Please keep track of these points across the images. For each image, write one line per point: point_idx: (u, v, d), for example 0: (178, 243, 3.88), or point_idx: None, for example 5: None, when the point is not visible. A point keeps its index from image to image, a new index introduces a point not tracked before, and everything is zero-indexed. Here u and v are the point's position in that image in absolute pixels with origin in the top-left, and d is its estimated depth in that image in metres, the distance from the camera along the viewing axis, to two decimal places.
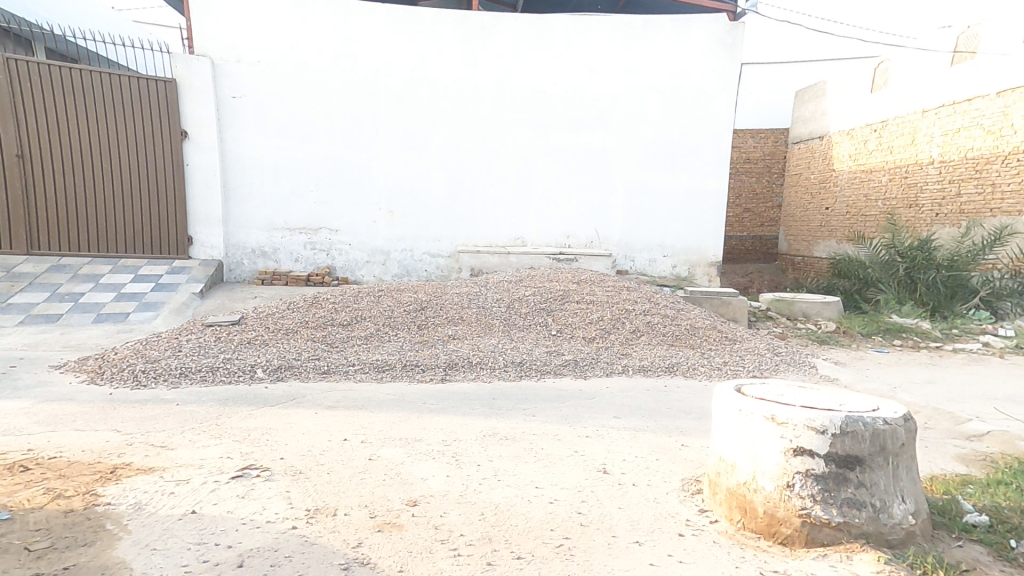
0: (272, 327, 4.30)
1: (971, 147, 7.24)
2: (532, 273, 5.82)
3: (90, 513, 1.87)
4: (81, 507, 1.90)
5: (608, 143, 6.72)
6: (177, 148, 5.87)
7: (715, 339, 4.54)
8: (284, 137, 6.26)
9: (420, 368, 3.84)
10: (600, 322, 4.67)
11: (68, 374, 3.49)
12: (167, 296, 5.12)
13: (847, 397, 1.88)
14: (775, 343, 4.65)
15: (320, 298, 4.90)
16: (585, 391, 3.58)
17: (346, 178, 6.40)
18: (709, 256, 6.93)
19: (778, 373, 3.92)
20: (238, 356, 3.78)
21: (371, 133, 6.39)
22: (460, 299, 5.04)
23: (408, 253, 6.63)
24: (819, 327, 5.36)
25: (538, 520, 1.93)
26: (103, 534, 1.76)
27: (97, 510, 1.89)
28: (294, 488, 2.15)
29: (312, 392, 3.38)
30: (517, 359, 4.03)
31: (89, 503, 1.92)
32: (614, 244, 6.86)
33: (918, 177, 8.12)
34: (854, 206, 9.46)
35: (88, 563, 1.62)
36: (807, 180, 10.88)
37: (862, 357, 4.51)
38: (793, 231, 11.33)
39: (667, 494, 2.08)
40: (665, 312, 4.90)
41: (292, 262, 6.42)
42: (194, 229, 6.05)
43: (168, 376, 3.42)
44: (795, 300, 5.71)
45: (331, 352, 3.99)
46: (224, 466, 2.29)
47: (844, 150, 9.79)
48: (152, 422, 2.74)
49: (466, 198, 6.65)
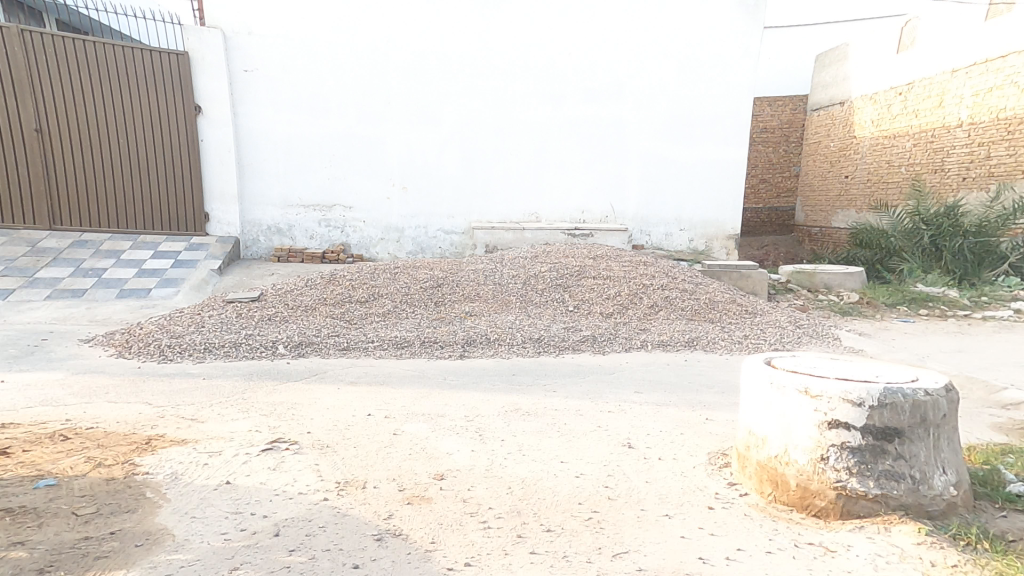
0: (291, 303, 4.32)
1: (1003, 107, 6.95)
2: (548, 249, 5.77)
3: (130, 481, 1.90)
4: (121, 476, 1.93)
5: (624, 113, 6.56)
6: (192, 123, 5.85)
7: (735, 313, 4.49)
8: (295, 112, 6.19)
9: (439, 344, 3.85)
10: (618, 297, 4.63)
11: (96, 347, 3.55)
12: (187, 273, 5.15)
13: (882, 368, 1.85)
14: (797, 315, 4.59)
15: (337, 275, 4.92)
16: (605, 366, 3.58)
17: (358, 154, 6.34)
18: (727, 229, 6.82)
19: (802, 345, 3.87)
20: (259, 332, 3.80)
21: (382, 107, 6.29)
22: (476, 275, 5.03)
23: (422, 230, 6.60)
24: (841, 298, 5.28)
25: (566, 494, 1.93)
26: (144, 502, 1.80)
27: (137, 479, 1.92)
28: (323, 461, 2.17)
29: (333, 368, 3.40)
30: (535, 335, 4.02)
31: (128, 472, 1.96)
32: (630, 218, 6.76)
33: (945, 141, 7.85)
34: (876, 172, 9.21)
35: (133, 529, 1.65)
36: (826, 149, 10.61)
37: (886, 328, 4.44)
38: (811, 201, 11.10)
39: (694, 468, 2.07)
40: (683, 286, 4.85)
41: (307, 239, 6.42)
42: (210, 206, 6.08)
43: (193, 351, 3.46)
44: (816, 272, 5.62)
45: (350, 328, 4.00)
46: (253, 439, 2.32)
47: (866, 115, 9.49)
48: (181, 395, 2.78)
49: (479, 173, 6.57)
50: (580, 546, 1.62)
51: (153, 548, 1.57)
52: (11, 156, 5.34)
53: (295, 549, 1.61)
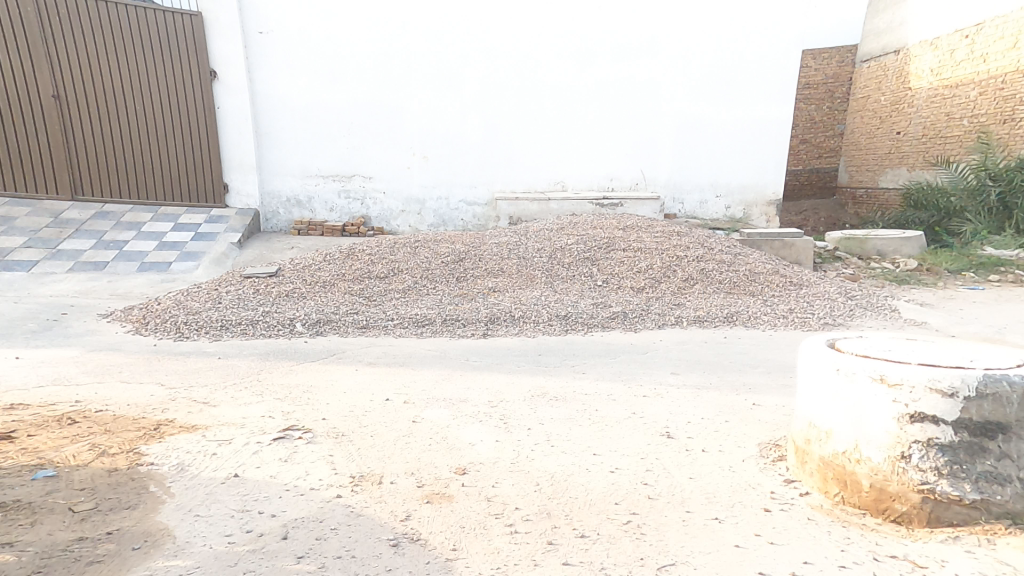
0: (309, 279, 4.19)
1: None
2: (574, 221, 5.48)
3: (134, 473, 1.80)
4: (125, 467, 1.83)
5: (657, 71, 6.12)
6: (208, 89, 5.74)
7: (779, 285, 4.17)
8: (312, 78, 5.97)
9: (461, 322, 3.68)
10: (649, 271, 4.35)
11: (114, 324, 3.50)
12: (207, 246, 5.10)
13: (968, 348, 1.58)
14: (847, 285, 4.23)
15: (355, 249, 4.77)
16: (637, 345, 3.35)
17: (376, 124, 6.12)
18: (767, 194, 6.41)
19: (854, 320, 3.55)
20: (276, 309, 3.69)
21: (401, 70, 6.01)
22: (499, 249, 4.80)
23: (443, 202, 6.39)
24: (897, 266, 4.88)
25: (600, 492, 1.75)
26: (146, 497, 1.69)
27: (141, 470, 1.82)
28: (337, 452, 2.04)
29: (352, 348, 3.27)
30: (561, 312, 3.80)
31: (132, 463, 1.86)
32: (662, 185, 6.39)
33: (1018, 86, 7.11)
34: (933, 126, 8.51)
35: (131, 528, 1.54)
36: (875, 103, 9.89)
37: (952, 297, 4.03)
38: (857, 161, 10.41)
39: (743, 462, 1.84)
40: (720, 257, 4.53)
41: (326, 212, 6.28)
42: (229, 177, 6.00)
43: (210, 329, 3.37)
44: (869, 237, 5.19)
45: (369, 305, 3.86)
46: (265, 426, 2.19)
47: (924, 63, 8.72)
48: (195, 376, 2.69)
49: (504, 144, 6.28)
50: (618, 555, 1.44)
51: (151, 552, 1.46)
52: (31, 123, 5.32)
53: (304, 555, 1.48)
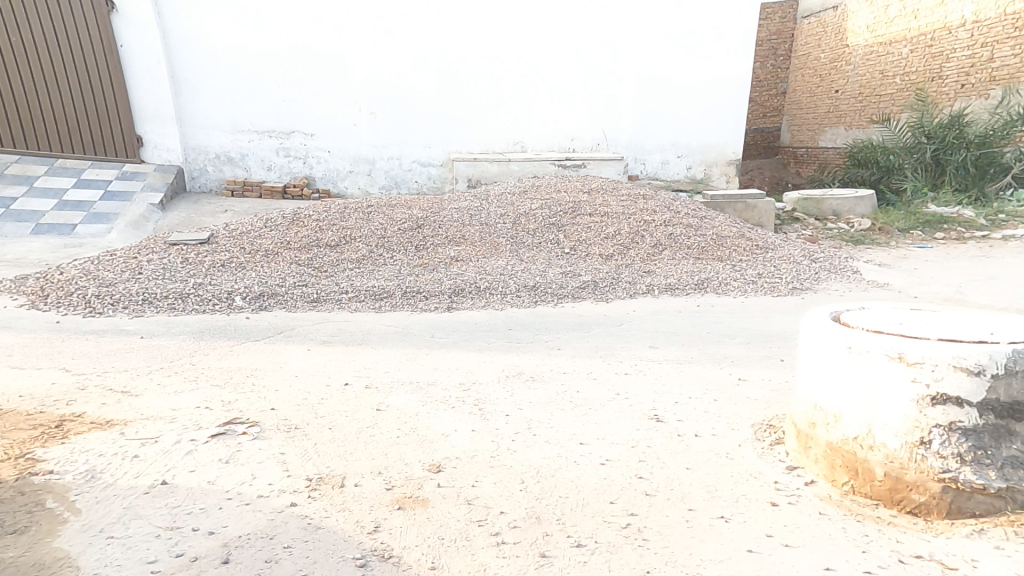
0: (248, 248, 3.75)
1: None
2: (537, 183, 5.22)
3: (24, 487, 1.47)
4: (12, 479, 1.50)
5: (612, 18, 5.78)
6: (106, 24, 4.98)
7: (746, 249, 4.04)
8: (234, 16, 5.27)
9: (423, 295, 3.41)
10: (618, 237, 4.18)
11: (3, 297, 2.98)
12: (121, 207, 4.51)
13: (980, 318, 1.47)
14: (809, 246, 4.19)
15: (301, 214, 4.32)
16: (610, 316, 3.22)
17: (315, 73, 5.53)
18: (728, 155, 6.34)
19: (820, 282, 3.50)
20: (210, 281, 3.27)
21: (335, 9, 5.40)
22: (459, 215, 4.49)
23: (395, 162, 5.94)
24: (853, 226, 4.94)
25: (592, 489, 1.59)
26: (40, 516, 1.38)
27: (35, 482, 1.49)
28: (290, 449, 1.75)
29: (302, 324, 2.95)
30: (530, 282, 3.60)
31: (22, 472, 1.52)
32: (624, 146, 6.19)
33: (945, 44, 7.27)
34: (868, 85, 8.65)
35: (16, 560, 1.25)
36: (816, 61, 9.95)
37: (906, 257, 4.09)
38: (798, 121, 10.55)
39: (740, 448, 1.72)
40: (687, 221, 4.40)
41: (263, 171, 5.71)
42: (143, 129, 5.32)
43: (129, 304, 2.93)
44: (825, 198, 5.23)
45: (320, 277, 3.50)
46: (201, 420, 1.86)
47: (860, 20, 8.80)
48: (110, 360, 2.30)
49: (458, 97, 5.85)
50: (622, 566, 1.28)
51: None
52: None
53: None
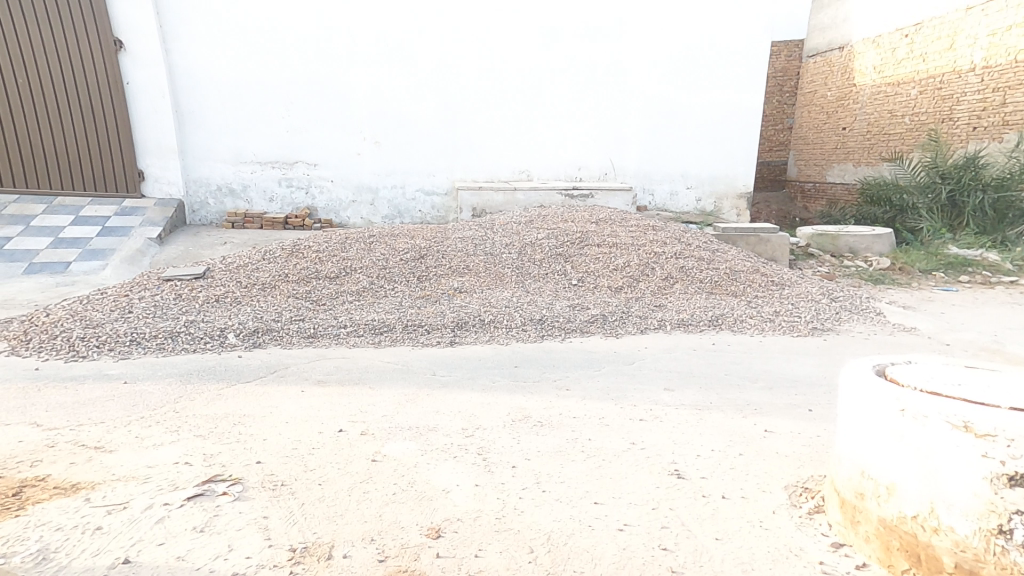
0: (245, 281, 3.63)
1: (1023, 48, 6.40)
2: (544, 213, 5.11)
3: None
4: None
5: (624, 51, 5.79)
6: (113, 61, 4.97)
7: (761, 284, 3.90)
8: (242, 52, 5.28)
9: (424, 329, 3.26)
10: (627, 269, 4.05)
11: None
12: (118, 243, 4.43)
13: None
14: (827, 285, 4.04)
15: (301, 245, 4.21)
16: (621, 353, 3.06)
17: (322, 104, 5.52)
18: (737, 187, 6.26)
19: (842, 323, 3.34)
20: (203, 318, 3.14)
21: (346, 43, 5.41)
22: (464, 245, 4.38)
23: (399, 190, 5.87)
24: (870, 264, 4.80)
25: (609, 564, 1.41)
26: None
27: None
28: (274, 512, 1.59)
29: (296, 362, 2.80)
30: (536, 316, 3.45)
31: None
32: (632, 175, 6.13)
33: (955, 87, 7.27)
34: (876, 123, 8.66)
35: None
36: (822, 98, 10.02)
37: (931, 299, 3.94)
38: (805, 155, 10.53)
39: (775, 516, 1.56)
40: (699, 254, 4.27)
41: (265, 202, 5.65)
42: (145, 162, 5.27)
43: (116, 345, 2.79)
44: (841, 234, 5.10)
45: (317, 311, 3.36)
46: (177, 479, 1.70)
47: (867, 61, 8.86)
48: (87, 411, 2.14)
49: (464, 128, 5.82)
50: None
51: None
52: None
53: None
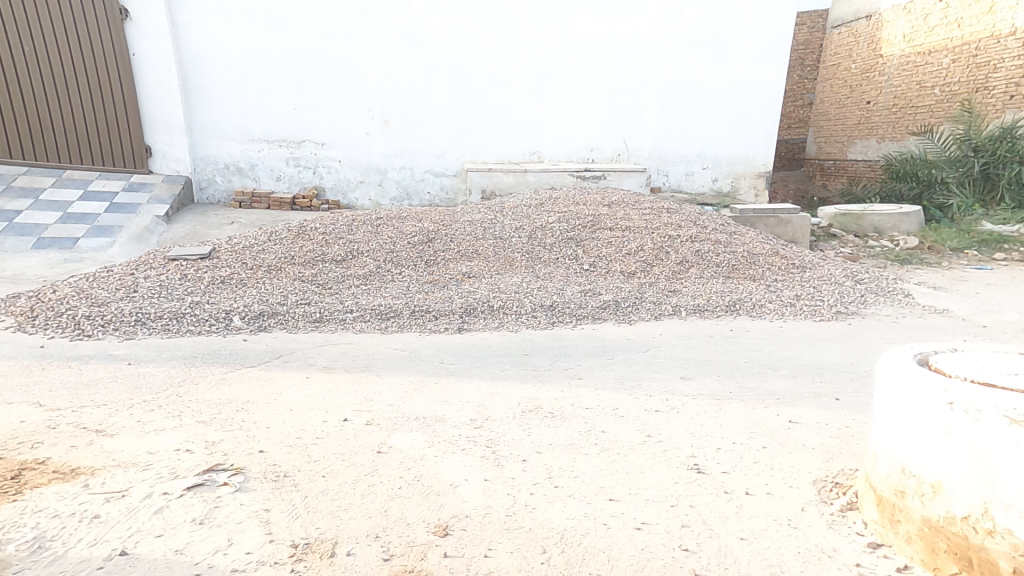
0: (250, 263, 3.56)
1: None
2: (554, 195, 4.98)
3: None
4: None
5: (645, 22, 5.57)
6: (119, 31, 4.89)
7: (780, 268, 3.75)
8: (249, 24, 5.15)
9: (432, 315, 3.18)
10: (640, 253, 3.92)
11: None
12: (126, 219, 4.39)
13: None
14: (851, 266, 3.88)
15: (306, 227, 4.13)
16: (634, 341, 2.95)
17: (329, 82, 5.39)
18: (757, 167, 6.06)
19: (868, 307, 3.20)
20: (209, 299, 3.08)
21: (354, 17, 5.26)
22: (472, 228, 4.28)
23: (407, 172, 5.76)
24: (896, 244, 4.62)
25: (628, 566, 1.32)
26: None
27: None
28: (275, 505, 1.52)
29: (302, 348, 2.73)
30: (546, 302, 3.34)
31: None
32: (646, 156, 5.95)
33: (992, 53, 6.93)
34: (904, 95, 8.34)
35: None
36: (845, 72, 9.67)
37: (963, 279, 3.77)
38: (825, 132, 10.21)
39: (804, 513, 1.46)
40: (715, 237, 4.12)
41: (273, 181, 5.58)
42: (152, 138, 5.21)
43: (121, 325, 2.74)
44: (865, 213, 4.92)
45: (323, 295, 3.29)
46: (178, 467, 1.64)
47: (897, 29, 8.50)
48: (89, 392, 2.09)
49: (473, 108, 5.67)
50: None
51: None
52: None
53: None
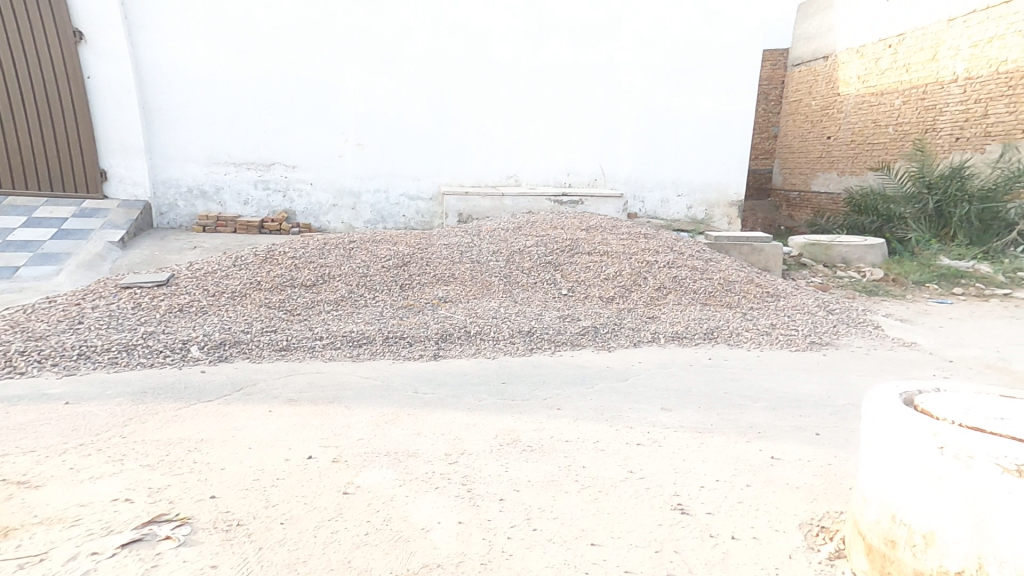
0: (213, 289, 3.41)
1: (1004, 60, 6.42)
2: (532, 219, 4.96)
3: None
4: None
5: (617, 54, 5.69)
6: (72, 54, 4.72)
7: (755, 296, 3.78)
8: (214, 47, 5.06)
9: (406, 341, 3.07)
10: (618, 278, 3.91)
11: None
12: (74, 246, 4.17)
13: None
14: (822, 296, 3.94)
15: (275, 251, 4.00)
16: (614, 369, 2.90)
17: (300, 105, 5.31)
18: (730, 195, 6.18)
19: (841, 338, 3.23)
20: (164, 329, 2.92)
21: (324, 43, 5.22)
22: (449, 252, 4.21)
23: (382, 194, 5.68)
24: (863, 275, 4.74)
25: None
26: None
27: None
28: (224, 560, 1.39)
29: (266, 378, 2.59)
30: (524, 328, 3.28)
31: None
32: (623, 182, 6.02)
33: (938, 98, 7.31)
34: (860, 133, 8.69)
35: None
36: (806, 107, 10.08)
37: (927, 312, 3.87)
38: (790, 164, 10.57)
39: (792, 561, 1.41)
40: (692, 264, 4.14)
41: (239, 205, 5.42)
42: (108, 162, 5.02)
43: (62, 360, 2.56)
44: (834, 244, 5.04)
45: (291, 322, 3.15)
46: (114, 520, 1.50)
47: (851, 71, 8.91)
48: (18, 438, 1.92)
49: (449, 132, 5.66)
50: None
51: None
52: None
53: None
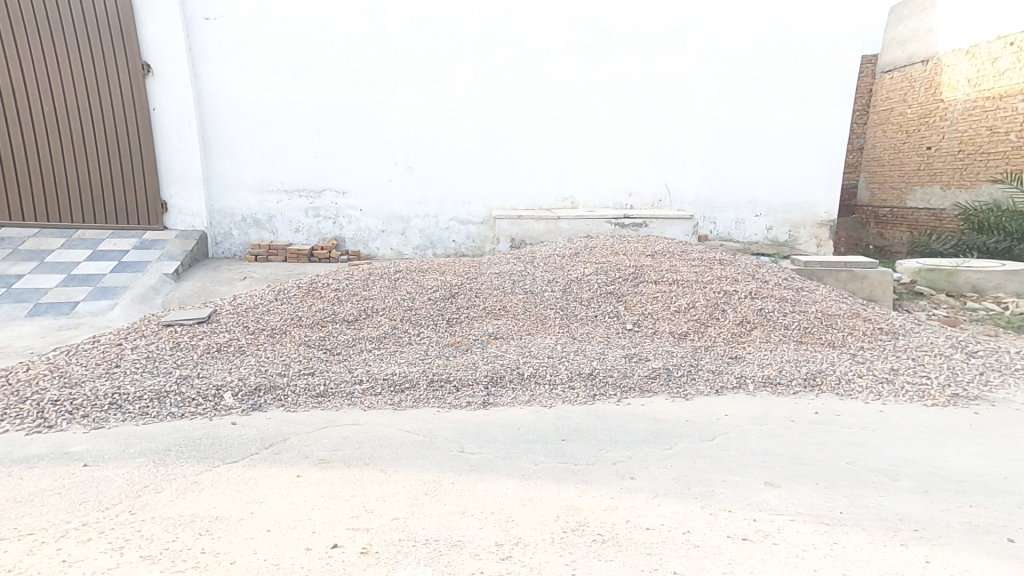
0: (252, 326, 3.21)
1: None
2: (591, 244, 4.57)
3: None
4: None
5: (690, 63, 5.25)
6: (140, 87, 4.82)
7: (865, 333, 3.19)
8: (272, 73, 5.04)
9: (452, 386, 2.72)
10: (691, 310, 3.42)
11: None
12: (131, 280, 4.15)
13: None
14: (951, 333, 3.29)
15: (318, 283, 3.80)
16: (696, 423, 2.41)
17: (353, 130, 5.21)
18: (816, 214, 5.55)
19: (993, 391, 2.60)
20: (199, 373, 2.71)
21: (380, 65, 5.10)
22: (500, 282, 3.87)
23: (431, 220, 5.47)
24: (1004, 306, 3.99)
25: None
26: None
27: None
28: None
29: (298, 431, 2.30)
30: (584, 369, 2.85)
31: None
32: (690, 202, 5.53)
33: None
34: (971, 141, 7.76)
35: None
36: (899, 116, 9.17)
37: None
38: (878, 178, 9.61)
39: None
40: (779, 293, 3.59)
41: (290, 233, 5.36)
42: (168, 193, 5.07)
43: (92, 411, 2.36)
44: (959, 270, 4.32)
45: (330, 363, 2.88)
46: None
47: (959, 73, 7.98)
48: (14, 512, 1.68)
49: (502, 154, 5.39)
50: None
51: None
52: None
53: None
